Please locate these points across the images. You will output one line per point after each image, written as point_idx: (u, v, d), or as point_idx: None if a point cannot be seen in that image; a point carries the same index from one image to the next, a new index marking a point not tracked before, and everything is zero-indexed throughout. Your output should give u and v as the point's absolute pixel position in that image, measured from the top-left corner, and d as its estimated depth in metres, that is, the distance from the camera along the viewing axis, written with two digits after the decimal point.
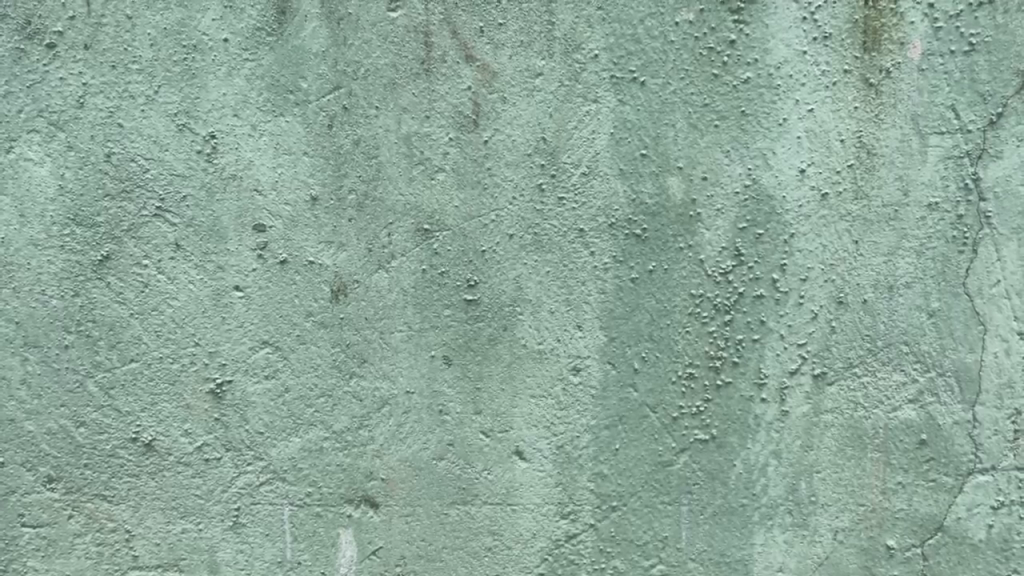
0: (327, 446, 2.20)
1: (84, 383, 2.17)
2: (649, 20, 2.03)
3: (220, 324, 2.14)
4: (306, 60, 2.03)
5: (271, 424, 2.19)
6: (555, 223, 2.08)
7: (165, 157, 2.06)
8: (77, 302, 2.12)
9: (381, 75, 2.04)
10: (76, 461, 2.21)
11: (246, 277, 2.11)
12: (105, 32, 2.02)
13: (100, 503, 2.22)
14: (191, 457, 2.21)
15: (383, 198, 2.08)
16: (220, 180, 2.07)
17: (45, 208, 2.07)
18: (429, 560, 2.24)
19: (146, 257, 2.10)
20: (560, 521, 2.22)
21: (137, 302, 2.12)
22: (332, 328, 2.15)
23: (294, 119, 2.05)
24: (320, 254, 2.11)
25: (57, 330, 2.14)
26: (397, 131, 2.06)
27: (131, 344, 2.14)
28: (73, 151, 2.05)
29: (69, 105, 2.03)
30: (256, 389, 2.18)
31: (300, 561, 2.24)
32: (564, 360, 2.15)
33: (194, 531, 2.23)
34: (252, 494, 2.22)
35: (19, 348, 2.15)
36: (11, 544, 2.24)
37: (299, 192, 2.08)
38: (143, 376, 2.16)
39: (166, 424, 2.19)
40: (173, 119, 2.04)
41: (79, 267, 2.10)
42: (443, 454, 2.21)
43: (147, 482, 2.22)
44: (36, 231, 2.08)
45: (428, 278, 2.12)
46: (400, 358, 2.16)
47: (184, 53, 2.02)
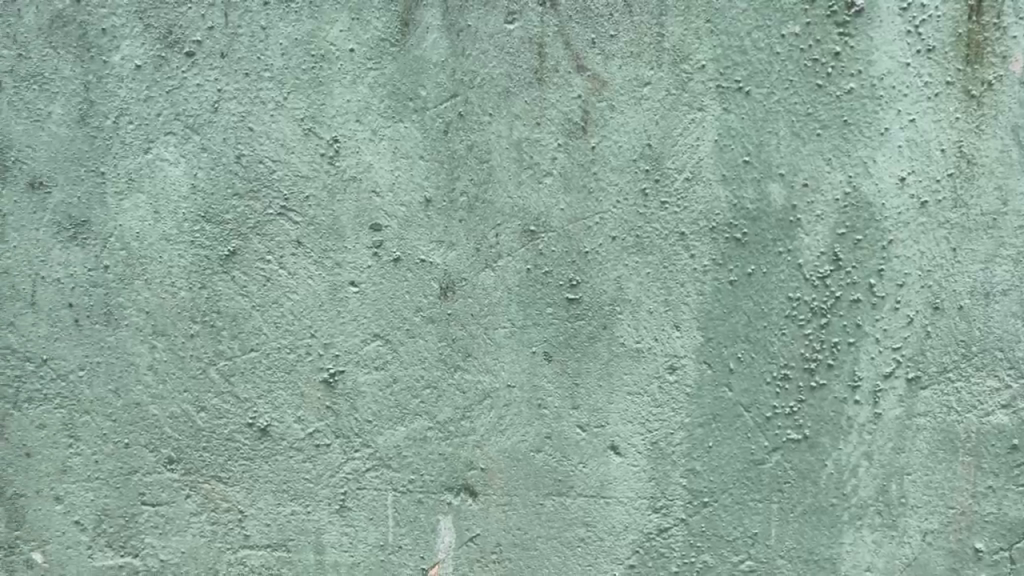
0: (430, 435, 2.32)
1: (206, 370, 2.31)
2: (756, 32, 2.11)
3: (335, 317, 2.26)
4: (426, 69, 2.15)
5: (379, 413, 2.31)
6: (657, 226, 2.16)
7: (291, 160, 2.19)
8: (203, 294, 2.26)
9: (496, 84, 2.15)
10: (195, 444, 2.35)
11: (361, 273, 2.24)
12: (240, 42, 2.16)
13: (216, 484, 2.36)
14: (302, 443, 2.33)
15: (493, 200, 2.19)
16: (341, 181, 2.20)
17: (178, 205, 2.22)
18: (523, 549, 2.34)
19: (269, 253, 2.23)
20: (652, 515, 2.29)
21: (259, 295, 2.26)
22: (439, 323, 2.26)
23: (412, 125, 2.17)
24: (430, 253, 2.22)
25: (183, 320, 2.28)
26: (509, 137, 2.16)
27: (252, 335, 2.28)
28: (206, 152, 2.19)
29: (204, 110, 2.18)
30: (367, 380, 2.30)
31: (400, 544, 2.36)
32: (662, 358, 2.23)
33: (302, 513, 2.36)
34: (357, 479, 2.34)
35: (148, 336, 2.29)
36: (131, 520, 2.38)
37: (414, 194, 2.20)
38: (261, 365, 2.30)
39: (280, 411, 2.32)
40: (300, 124, 2.18)
41: (207, 261, 2.24)
42: (540, 446, 2.30)
43: (260, 465, 2.35)
44: (169, 227, 2.23)
45: (532, 277, 2.22)
46: (503, 353, 2.27)
47: (312, 62, 2.16)
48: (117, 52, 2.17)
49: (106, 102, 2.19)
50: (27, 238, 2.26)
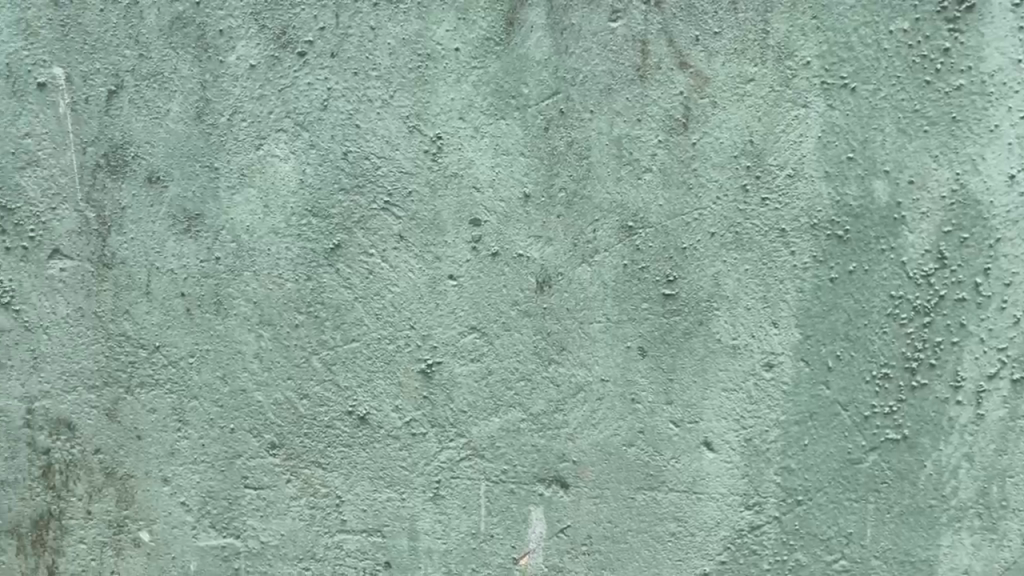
0: (523, 427, 2.36)
1: (310, 359, 2.39)
2: (863, 28, 2.10)
3: (433, 309, 2.32)
4: (529, 67, 2.20)
5: (474, 404, 2.36)
6: (757, 222, 2.17)
7: (395, 156, 2.26)
8: (308, 285, 2.34)
9: (598, 81, 2.18)
10: (296, 430, 2.43)
11: (460, 267, 2.29)
12: (350, 42, 2.23)
13: (315, 469, 2.44)
14: (399, 432, 2.40)
15: (592, 196, 2.22)
16: (443, 177, 2.26)
17: (287, 199, 2.30)
18: (613, 542, 2.36)
19: (372, 247, 2.30)
20: (744, 512, 2.30)
21: (362, 287, 2.33)
22: (535, 317, 2.30)
23: (514, 122, 2.21)
24: (528, 248, 2.27)
25: (289, 310, 2.36)
26: (610, 133, 2.19)
27: (354, 325, 2.36)
28: (314, 149, 2.28)
29: (313, 108, 2.26)
30: (463, 371, 2.35)
31: (492, 533, 2.40)
32: (758, 355, 2.23)
33: (397, 500, 2.43)
34: (451, 468, 2.40)
35: (255, 325, 2.38)
36: (234, 503, 2.48)
37: (514, 189, 2.24)
38: (362, 355, 2.37)
39: (379, 400, 2.39)
40: (405, 121, 2.24)
41: (313, 254, 2.32)
42: (633, 441, 2.32)
43: (358, 452, 2.42)
44: (277, 221, 2.31)
45: (628, 272, 2.24)
46: (598, 348, 2.29)
47: (419, 61, 2.22)
48: (233, 52, 2.26)
49: (222, 100, 2.28)
50: (144, 230, 2.36)
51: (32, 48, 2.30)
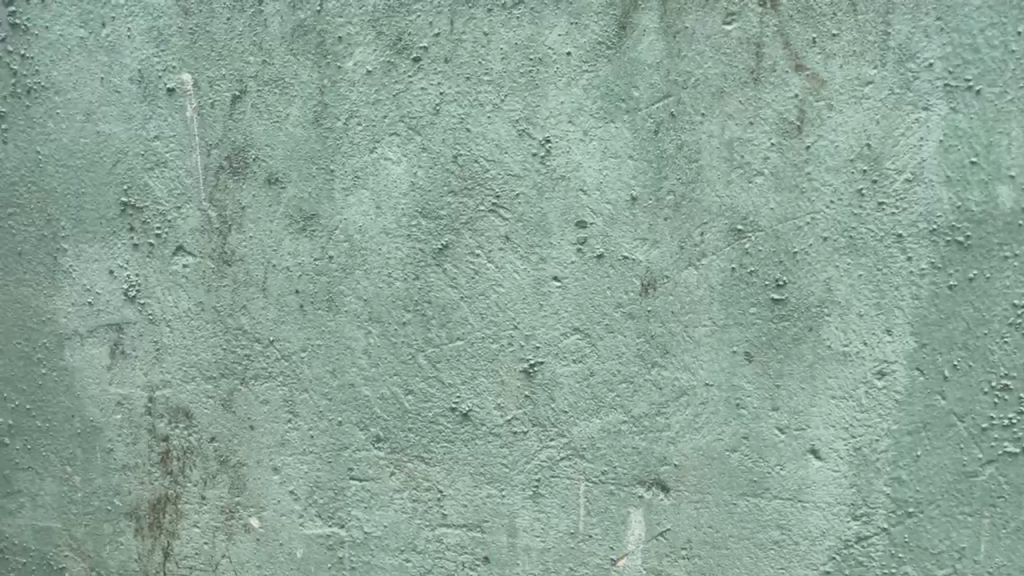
0: (625, 429, 2.35)
1: (416, 356, 2.44)
2: (989, 30, 2.05)
3: (537, 310, 2.35)
4: (641, 70, 2.21)
5: (575, 404, 2.37)
6: (872, 227, 2.14)
7: (504, 159, 2.30)
8: (416, 284, 2.40)
9: (710, 85, 2.18)
10: (401, 425, 2.47)
11: (565, 269, 2.31)
12: (464, 48, 2.28)
13: (418, 464, 2.48)
14: (500, 429, 2.42)
15: (700, 199, 2.22)
16: (551, 180, 2.28)
17: (398, 201, 2.37)
18: (714, 547, 2.35)
19: (479, 248, 2.35)
20: (851, 522, 2.26)
21: (467, 287, 2.38)
22: (639, 319, 2.30)
23: (623, 125, 2.23)
24: (634, 251, 2.28)
25: (397, 308, 2.43)
26: (721, 136, 2.19)
27: (459, 324, 2.40)
28: (426, 152, 2.34)
29: (426, 112, 2.32)
30: (565, 371, 2.36)
31: (591, 534, 2.41)
32: (870, 363, 2.19)
33: (497, 496, 2.45)
34: (552, 467, 2.41)
35: (365, 322, 2.45)
36: (340, 493, 2.53)
37: (621, 192, 2.26)
38: (466, 353, 2.41)
39: (481, 398, 2.42)
40: (515, 125, 2.28)
41: (422, 254, 2.38)
42: (737, 446, 2.30)
43: (460, 448, 2.45)
44: (388, 222, 2.39)
45: (736, 276, 2.23)
46: (702, 352, 2.28)
47: (530, 65, 2.26)
48: (351, 58, 2.34)
49: (339, 104, 2.36)
50: (262, 229, 2.45)
51: (163, 55, 2.43)
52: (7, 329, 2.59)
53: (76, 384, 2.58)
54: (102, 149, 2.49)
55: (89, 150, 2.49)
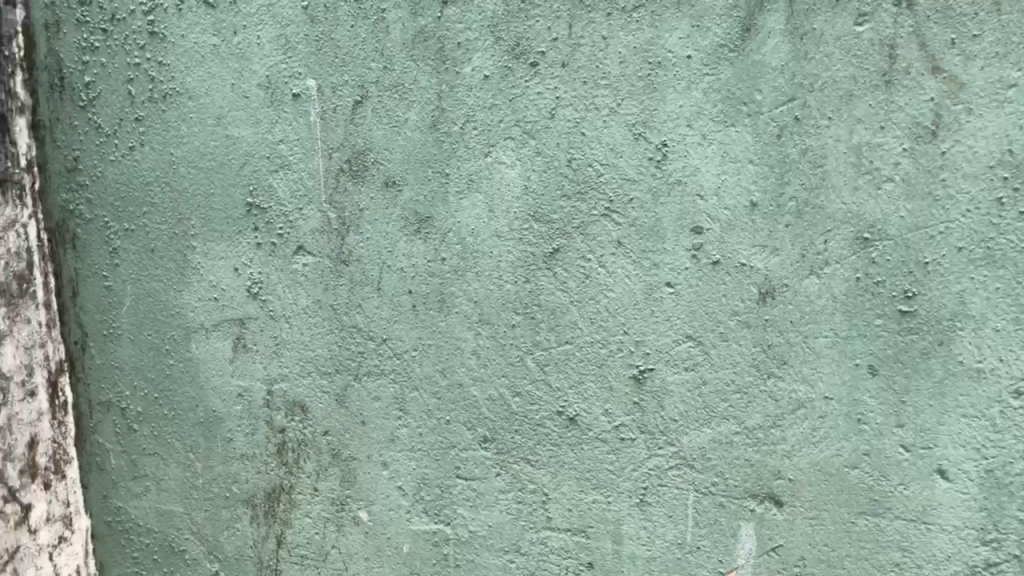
0: (737, 440, 2.30)
1: (524, 358, 2.42)
2: None
3: (648, 316, 2.31)
4: (764, 73, 2.16)
5: (685, 413, 2.32)
6: (1012, 237, 2.04)
7: (619, 163, 2.28)
8: (526, 287, 2.39)
9: (838, 88, 2.11)
10: (508, 426, 2.46)
11: (678, 275, 2.27)
12: (582, 51, 2.26)
13: (524, 466, 2.46)
14: (608, 435, 2.38)
15: (825, 206, 2.15)
16: (666, 185, 2.25)
17: (511, 204, 2.36)
18: (829, 566, 2.27)
19: (590, 252, 2.33)
20: (980, 547, 2.14)
21: (578, 291, 2.35)
22: (755, 328, 2.24)
23: (744, 129, 2.19)
24: (752, 257, 2.22)
25: (506, 311, 2.41)
26: (848, 141, 2.12)
27: (568, 328, 2.37)
28: (540, 156, 2.32)
29: (541, 116, 2.31)
30: (676, 379, 2.32)
31: (699, 545, 2.36)
32: (1006, 381, 2.07)
33: (603, 502, 2.41)
34: (659, 476, 2.36)
35: (475, 323, 2.44)
36: (445, 491, 2.53)
37: (740, 198, 2.21)
38: (575, 357, 2.38)
39: (589, 402, 2.38)
40: (631, 129, 2.26)
41: (533, 257, 2.37)
42: (857, 462, 2.21)
43: (566, 452, 2.42)
44: (501, 225, 2.38)
45: (861, 286, 2.15)
46: (822, 364, 2.21)
47: (649, 69, 2.23)
48: (469, 63, 2.33)
49: (456, 109, 2.36)
50: (378, 231, 2.47)
51: (290, 61, 2.46)
52: (138, 321, 2.71)
53: (200, 375, 2.68)
54: (230, 151, 2.54)
55: (218, 152, 2.55)
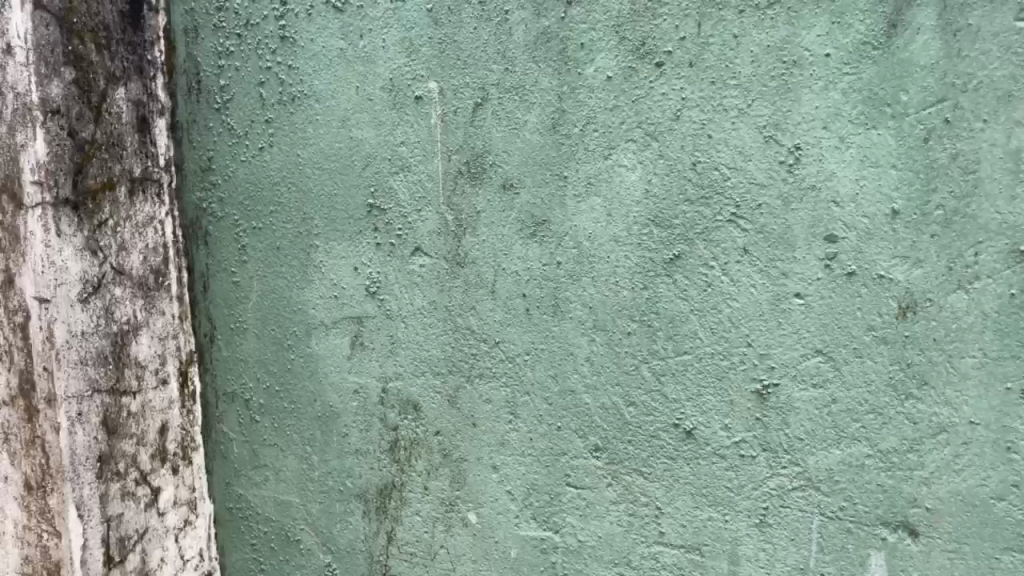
0: (869, 463, 2.15)
1: (640, 367, 2.34)
2: None
3: (774, 328, 2.20)
4: (911, 72, 2.02)
5: (812, 432, 2.20)
6: None
7: (747, 167, 2.17)
8: (644, 294, 2.31)
9: (995, 88, 1.95)
10: (621, 436, 2.38)
11: (809, 286, 2.15)
12: (711, 50, 2.17)
13: (637, 477, 2.38)
14: (727, 451, 2.28)
15: (976, 215, 2.00)
16: (798, 191, 2.14)
17: (630, 208, 2.30)
18: None
19: (713, 259, 2.23)
20: None
21: (699, 300, 2.26)
22: (893, 345, 2.10)
23: (887, 131, 2.05)
24: (892, 269, 2.08)
25: (622, 318, 2.34)
26: (1005, 145, 1.96)
27: (687, 337, 2.28)
28: (663, 159, 2.25)
29: (666, 118, 2.23)
30: (802, 396, 2.19)
31: (823, 572, 2.23)
32: None
33: (720, 520, 2.31)
34: (781, 496, 2.24)
35: (589, 329, 2.38)
36: (554, 499, 2.48)
37: (880, 205, 2.07)
38: (693, 368, 2.28)
39: (707, 416, 2.29)
40: (762, 131, 2.15)
41: (652, 264, 2.29)
42: (1005, 495, 2.04)
43: (682, 466, 2.33)
44: (620, 229, 2.31)
45: (1016, 303, 1.99)
46: (968, 386, 2.05)
47: (783, 68, 2.12)
48: (592, 64, 2.28)
49: (577, 111, 2.31)
50: (494, 234, 2.44)
51: (414, 64, 2.46)
52: (262, 316, 2.80)
53: (319, 370, 2.74)
54: (353, 152, 2.58)
55: (342, 154, 2.59)
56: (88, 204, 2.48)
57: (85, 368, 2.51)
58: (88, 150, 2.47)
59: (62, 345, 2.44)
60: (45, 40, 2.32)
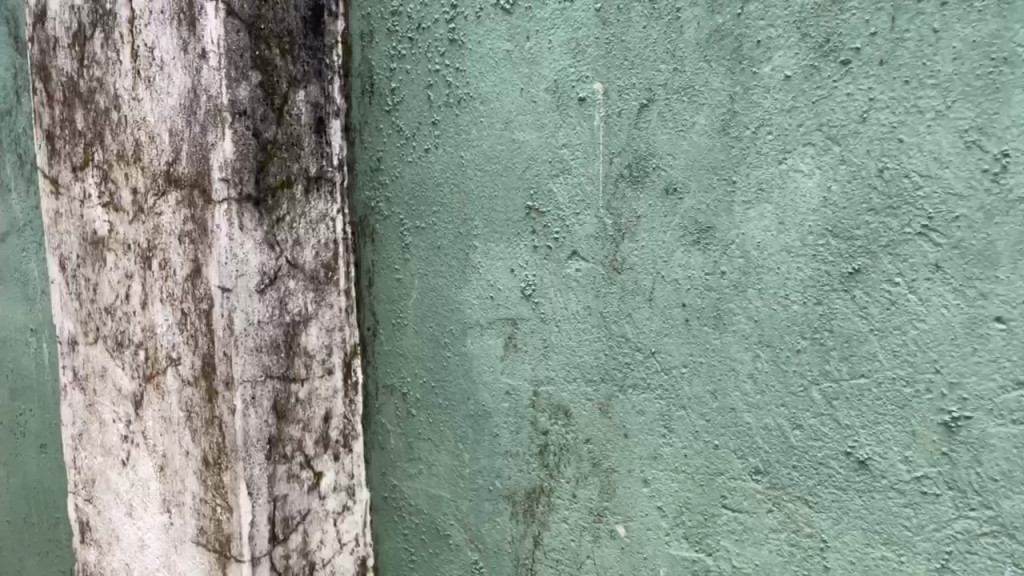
0: None
1: (808, 389, 2.17)
2: None
3: (969, 355, 1.94)
4: None
5: (1010, 474, 1.92)
6: None
7: (943, 175, 1.94)
8: (817, 310, 2.14)
9: None
10: (785, 460, 2.22)
11: (1013, 309, 1.89)
12: (906, 47, 1.95)
13: (801, 506, 2.21)
14: (905, 486, 2.05)
15: None
16: (1004, 203, 1.88)
17: (805, 217, 2.13)
18: None
19: (899, 275, 2.01)
20: None
21: (880, 319, 2.05)
22: None
23: None
24: None
25: (791, 334, 2.18)
26: None
27: (865, 360, 2.08)
28: (845, 164, 2.06)
29: (850, 120, 2.04)
30: (999, 433, 1.92)
31: None
32: None
33: (894, 561, 2.09)
34: (969, 542, 1.98)
35: (753, 345, 2.24)
36: (708, 520, 2.36)
37: None
38: (870, 394, 2.08)
39: (884, 446, 2.07)
40: (962, 136, 1.91)
41: (827, 277, 2.11)
42: None
43: (853, 499, 2.13)
44: (792, 239, 2.15)
45: None
46: None
47: (992, 66, 1.86)
48: (768, 63, 2.14)
49: (750, 112, 2.17)
50: (655, 240, 2.36)
51: (579, 65, 2.41)
52: (421, 313, 2.86)
53: (472, 369, 2.77)
54: (515, 154, 2.56)
55: (503, 156, 2.58)
56: (268, 201, 2.65)
57: (259, 354, 2.67)
58: (270, 150, 2.63)
59: (240, 333, 2.61)
60: (236, 46, 2.48)
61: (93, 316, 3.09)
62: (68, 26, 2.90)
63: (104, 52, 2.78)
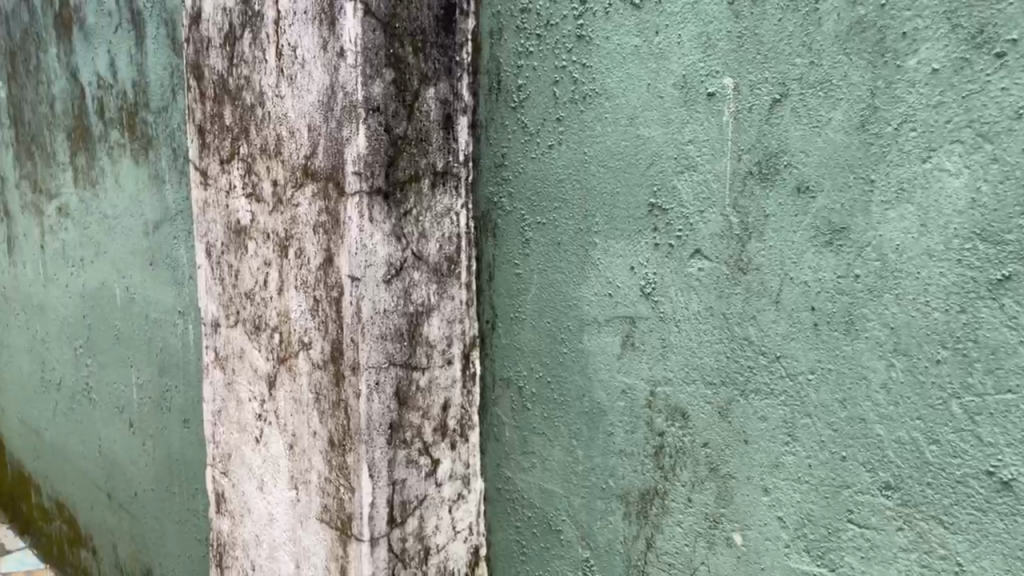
0: None
1: (947, 402, 2.02)
2: None
3: None
4: None
5: None
6: None
7: None
8: (961, 318, 1.99)
9: None
10: (918, 476, 2.08)
11: None
12: None
13: (935, 525, 2.07)
14: None
15: None
16: None
17: (950, 220, 1.99)
18: None
19: None
20: None
21: None
22: None
23: None
24: None
25: (930, 343, 2.04)
26: None
27: (1013, 373, 1.92)
28: (997, 163, 1.91)
29: (1005, 116, 1.89)
30: None
31: None
32: None
33: None
34: None
35: (887, 353, 2.11)
36: (833, 534, 2.26)
37: None
38: (1018, 410, 1.92)
39: None
40: None
41: (972, 283, 1.96)
42: None
43: (994, 522, 1.98)
44: (934, 242, 2.01)
45: None
46: None
47: None
48: (914, 55, 2.00)
49: (891, 108, 2.05)
50: (784, 240, 2.26)
51: (709, 60, 2.34)
52: (540, 308, 2.88)
53: (589, 366, 2.76)
54: (639, 151, 2.53)
55: (627, 153, 2.56)
56: (397, 194, 2.74)
57: (384, 342, 2.77)
58: (401, 145, 2.72)
59: (367, 320, 2.72)
60: (372, 44, 2.58)
61: (234, 300, 3.30)
62: (219, 27, 3.09)
63: (251, 51, 2.96)
